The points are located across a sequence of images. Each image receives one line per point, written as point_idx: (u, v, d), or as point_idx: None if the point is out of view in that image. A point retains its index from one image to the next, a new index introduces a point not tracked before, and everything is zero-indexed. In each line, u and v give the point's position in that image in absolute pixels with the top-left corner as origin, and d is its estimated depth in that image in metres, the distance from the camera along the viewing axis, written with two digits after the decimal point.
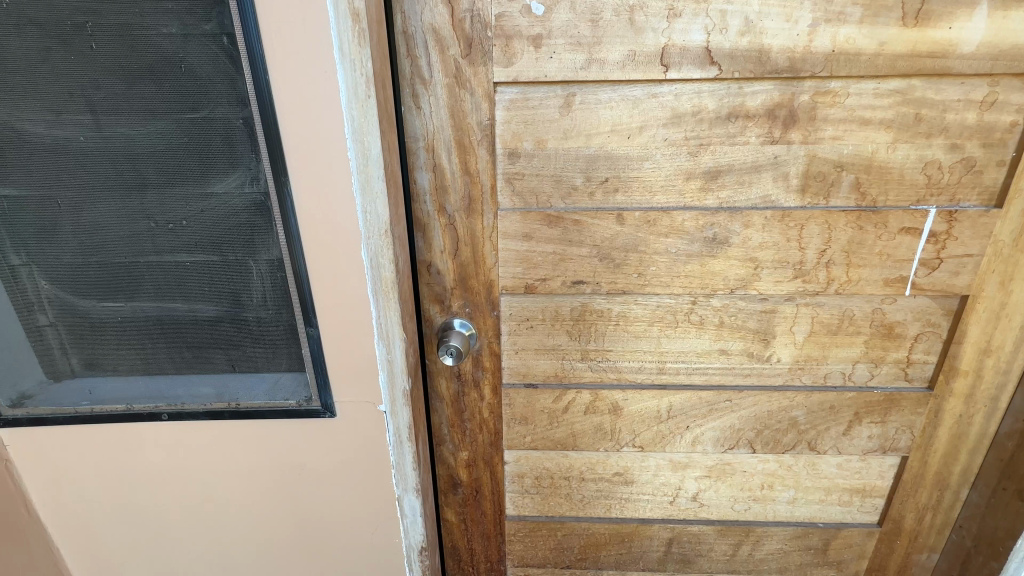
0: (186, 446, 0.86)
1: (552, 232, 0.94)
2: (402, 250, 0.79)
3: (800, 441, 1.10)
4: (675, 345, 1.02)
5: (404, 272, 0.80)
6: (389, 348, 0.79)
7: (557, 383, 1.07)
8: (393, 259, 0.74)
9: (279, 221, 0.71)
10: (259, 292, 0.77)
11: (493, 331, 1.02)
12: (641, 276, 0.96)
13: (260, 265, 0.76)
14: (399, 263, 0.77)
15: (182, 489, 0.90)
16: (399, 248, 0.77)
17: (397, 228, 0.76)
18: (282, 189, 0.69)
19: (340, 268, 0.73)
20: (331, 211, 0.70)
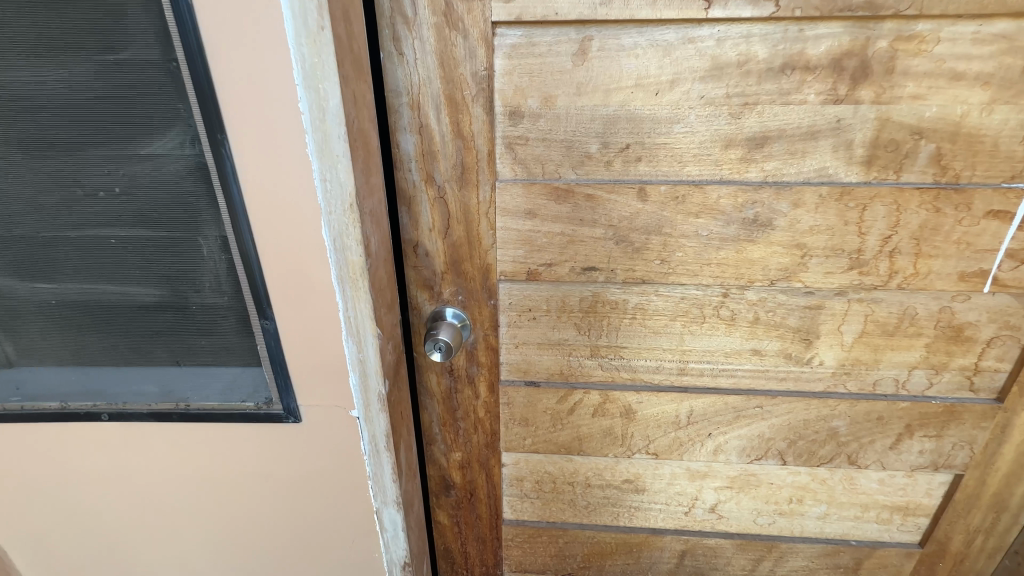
0: (134, 451, 0.75)
1: (559, 209, 0.79)
2: (378, 230, 0.66)
3: (839, 454, 0.96)
4: (700, 342, 0.89)
5: (380, 255, 0.67)
6: (360, 347, 0.66)
7: (562, 381, 0.94)
8: (363, 241, 0.60)
9: (218, 191, 0.58)
10: (202, 275, 0.65)
11: (490, 323, 0.89)
12: (664, 263, 0.81)
13: (201, 243, 0.63)
14: (372, 245, 0.63)
15: (138, 499, 0.80)
16: (373, 227, 0.63)
17: (369, 202, 0.62)
18: (216, 149, 0.55)
19: (297, 249, 0.60)
20: (283, 179, 0.56)
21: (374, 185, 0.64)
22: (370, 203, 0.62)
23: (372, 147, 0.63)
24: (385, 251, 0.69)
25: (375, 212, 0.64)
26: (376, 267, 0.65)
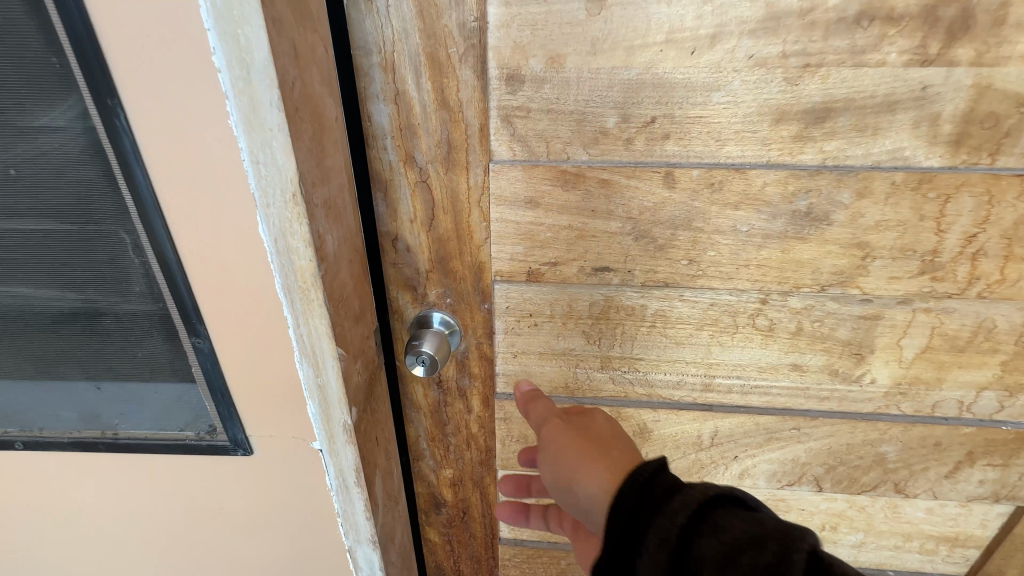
0: (64, 480, 0.66)
1: (567, 197, 0.65)
2: (337, 225, 0.52)
3: (885, 481, 0.83)
4: (730, 355, 0.76)
5: (341, 256, 0.53)
6: (317, 370, 0.54)
7: (567, 396, 0.82)
8: (313, 242, 0.46)
9: (119, 176, 0.46)
10: (112, 282, 0.53)
11: (484, 330, 0.76)
12: (692, 264, 0.68)
13: (104, 242, 0.50)
14: (328, 247, 0.49)
15: (77, 528, 0.71)
16: (329, 222, 0.50)
17: (321, 189, 0.48)
18: (108, 121, 0.43)
19: (231, 250, 0.48)
20: (203, 162, 0.44)
21: (329, 168, 0.50)
22: (323, 191, 0.48)
23: (326, 119, 0.49)
24: (348, 250, 0.55)
25: (331, 203, 0.50)
26: (335, 273, 0.52)
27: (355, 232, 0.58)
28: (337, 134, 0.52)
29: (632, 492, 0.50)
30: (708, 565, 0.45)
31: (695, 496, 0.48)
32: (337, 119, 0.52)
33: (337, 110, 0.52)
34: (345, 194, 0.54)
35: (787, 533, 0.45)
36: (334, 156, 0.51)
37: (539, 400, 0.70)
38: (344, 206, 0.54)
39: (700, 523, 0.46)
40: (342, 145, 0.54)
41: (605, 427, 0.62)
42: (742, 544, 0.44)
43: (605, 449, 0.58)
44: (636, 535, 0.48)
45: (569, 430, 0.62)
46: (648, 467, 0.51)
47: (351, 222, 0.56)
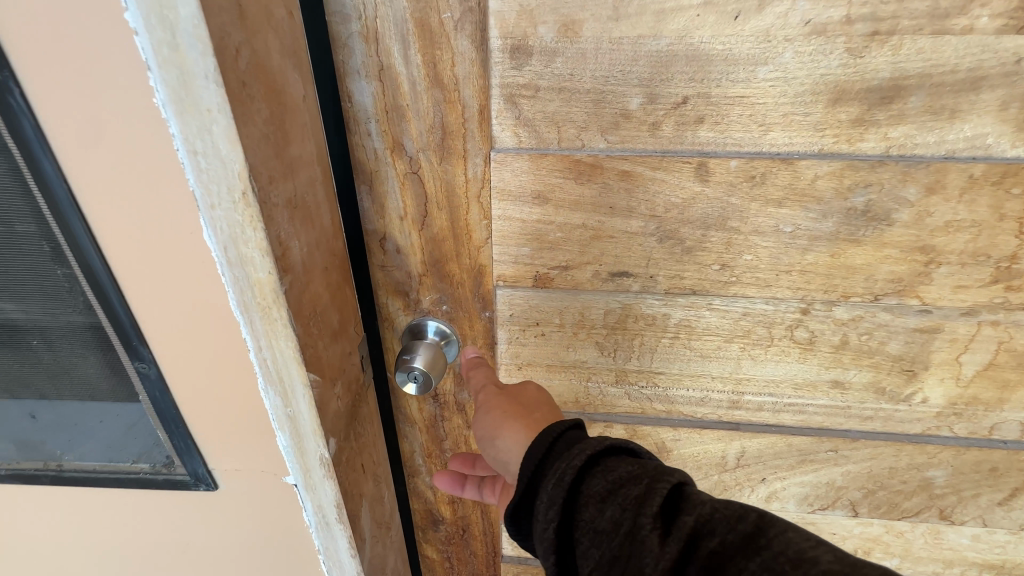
0: (27, 511, 0.62)
1: (580, 190, 0.56)
2: (306, 228, 0.43)
3: (929, 507, 0.75)
4: (763, 370, 0.67)
5: (312, 265, 0.45)
6: (286, 398, 0.45)
7: (577, 411, 0.74)
8: (272, 251, 0.38)
9: (34, 186, 0.42)
10: (40, 297, 0.49)
11: (484, 340, 0.68)
12: (725, 269, 0.58)
13: (26, 255, 0.47)
14: (294, 256, 0.41)
15: (46, 559, 0.68)
16: (295, 226, 0.41)
17: (283, 185, 0.39)
18: (16, 129, 0.40)
19: (176, 270, 0.45)
20: (138, 176, 0.41)
21: (294, 158, 0.41)
22: (286, 187, 0.39)
23: (288, 98, 0.40)
24: (322, 256, 0.47)
25: (297, 202, 0.41)
26: (305, 285, 0.43)
27: (330, 234, 0.49)
28: (304, 117, 0.43)
29: (545, 444, 0.52)
30: (591, 499, 0.48)
31: (594, 444, 0.51)
32: (304, 98, 0.43)
33: (303, 88, 0.43)
34: (316, 189, 0.46)
35: (662, 469, 0.49)
36: (299, 145, 0.42)
37: (480, 368, 0.65)
38: (314, 205, 0.45)
39: (593, 465, 0.50)
40: (311, 130, 0.45)
41: (536, 396, 0.62)
42: (623, 481, 0.48)
43: (527, 410, 0.60)
44: (539, 479, 0.51)
45: (497, 393, 0.62)
46: (560, 425, 0.54)
47: (324, 223, 0.47)
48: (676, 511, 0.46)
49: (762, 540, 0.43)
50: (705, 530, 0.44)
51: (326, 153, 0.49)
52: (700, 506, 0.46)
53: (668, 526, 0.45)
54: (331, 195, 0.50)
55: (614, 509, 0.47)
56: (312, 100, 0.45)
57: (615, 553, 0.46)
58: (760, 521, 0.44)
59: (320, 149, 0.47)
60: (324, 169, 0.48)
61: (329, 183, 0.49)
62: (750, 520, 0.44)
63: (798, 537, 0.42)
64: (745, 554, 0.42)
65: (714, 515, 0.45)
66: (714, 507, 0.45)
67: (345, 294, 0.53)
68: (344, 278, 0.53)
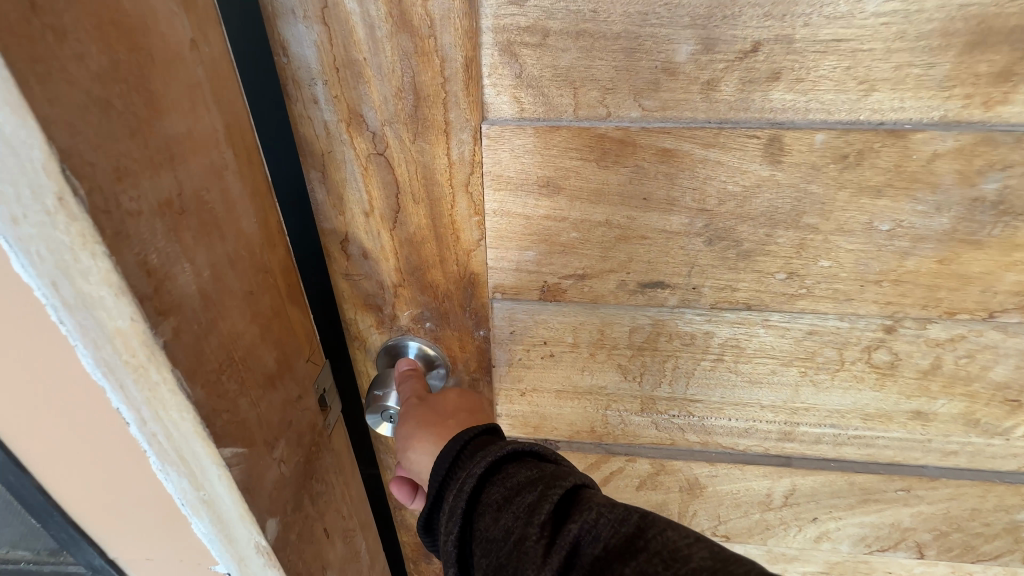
0: None
1: (603, 176, 0.41)
2: (206, 242, 0.29)
3: (1012, 551, 0.62)
4: (826, 398, 0.54)
5: (223, 295, 0.31)
6: (195, 480, 0.32)
7: (593, 442, 0.61)
8: (131, 286, 0.24)
9: None
10: None
11: (478, 364, 0.55)
12: (794, 280, 0.44)
13: None
14: (181, 287, 0.27)
15: None
16: (182, 241, 0.27)
17: (148, 180, 0.25)
18: None
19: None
20: None
21: (173, 138, 0.26)
22: (157, 183, 0.25)
23: (153, 41, 0.25)
24: (241, 279, 0.33)
25: (185, 204, 0.27)
26: (210, 326, 0.29)
27: (255, 245, 0.35)
28: (194, 74, 0.29)
29: (450, 454, 0.43)
30: (486, 507, 0.39)
31: (499, 446, 0.42)
32: (193, 45, 0.28)
33: (189, 28, 0.28)
34: (226, 183, 0.31)
35: (562, 473, 0.40)
36: (185, 116, 0.27)
37: (407, 381, 0.52)
38: (223, 206, 0.31)
39: (492, 472, 0.40)
40: (210, 94, 0.30)
41: (456, 404, 0.50)
42: (519, 488, 0.39)
43: (441, 417, 0.48)
44: (442, 489, 0.42)
45: (416, 404, 0.49)
46: (471, 430, 0.44)
47: (244, 230, 0.33)
48: (564, 518, 0.37)
49: (640, 543, 0.35)
50: (589, 537, 0.36)
51: (245, 128, 0.34)
52: (587, 510, 0.37)
53: (556, 534, 0.36)
54: (257, 188, 0.35)
55: (506, 518, 0.38)
56: (212, 50, 0.30)
57: (501, 566, 0.37)
58: (643, 523, 0.36)
59: (230, 123, 0.32)
60: (241, 152, 0.33)
61: (250, 171, 0.34)
62: (632, 521, 0.36)
63: (677, 536, 0.35)
64: (623, 560, 0.34)
65: (597, 520, 0.36)
66: (598, 510, 0.37)
67: (286, 322, 0.39)
68: (283, 300, 0.39)
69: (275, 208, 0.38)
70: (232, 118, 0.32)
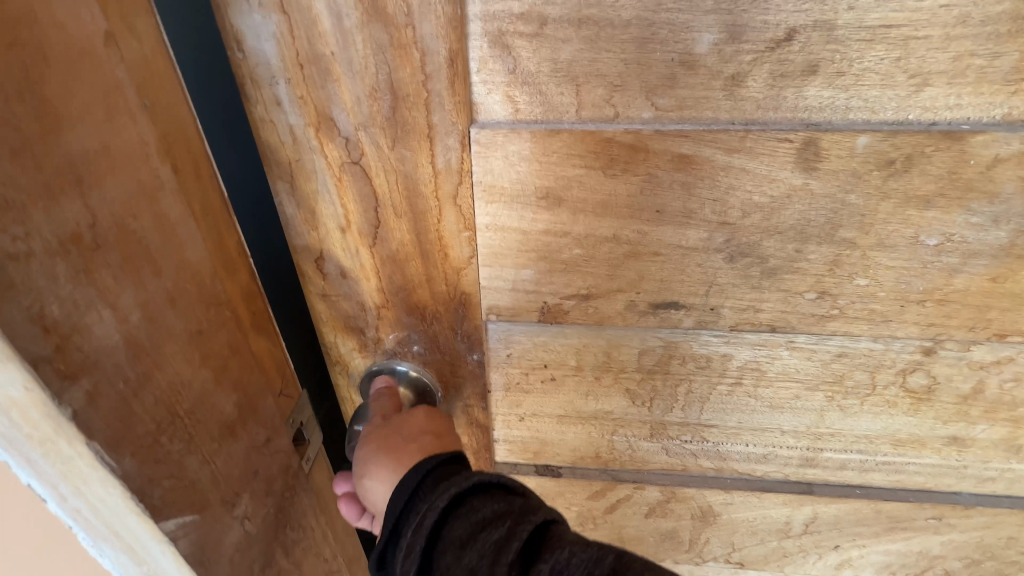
0: None
1: (611, 186, 0.36)
2: (133, 281, 0.26)
3: None
4: (854, 424, 0.49)
5: (160, 340, 0.27)
6: (136, 556, 0.28)
7: (598, 468, 0.57)
8: (20, 348, 0.21)
9: None
10: None
11: (472, 389, 0.50)
12: (826, 300, 0.39)
13: None
14: (96, 339, 0.24)
15: None
16: (97, 282, 0.24)
17: (40, 212, 0.21)
18: None
19: None
20: None
21: (81, 157, 0.23)
22: (55, 216, 0.22)
23: (46, 34, 0.22)
24: (187, 317, 0.29)
25: (100, 237, 0.24)
26: (143, 379, 0.26)
27: (207, 275, 0.31)
28: (113, 74, 0.25)
29: (410, 484, 0.38)
30: (448, 545, 0.35)
31: (463, 476, 0.37)
32: (109, 39, 0.25)
33: (103, 19, 0.24)
34: (162, 206, 0.27)
35: (531, 506, 0.36)
36: (98, 128, 0.24)
37: (380, 401, 0.47)
38: (157, 234, 0.27)
39: (456, 505, 0.36)
40: (138, 99, 0.26)
41: (422, 426, 0.44)
42: (486, 525, 0.35)
43: (403, 440, 0.42)
44: (398, 524, 0.37)
45: (378, 426, 0.44)
46: (433, 458, 0.39)
47: (189, 259, 0.29)
48: (532, 558, 0.33)
49: None
50: None
51: (191, 137, 0.30)
52: (558, 549, 0.33)
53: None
54: (209, 206, 0.31)
55: (470, 557, 0.34)
56: (141, 43, 0.26)
57: None
58: (620, 564, 0.32)
59: (169, 132, 0.28)
60: (186, 166, 0.29)
61: (200, 189, 0.31)
62: (608, 563, 0.32)
63: None
64: None
65: (568, 560, 0.32)
66: (570, 550, 0.33)
67: (249, 359, 0.34)
68: (247, 335, 0.34)
69: (236, 229, 0.34)
70: (172, 132, 0.29)
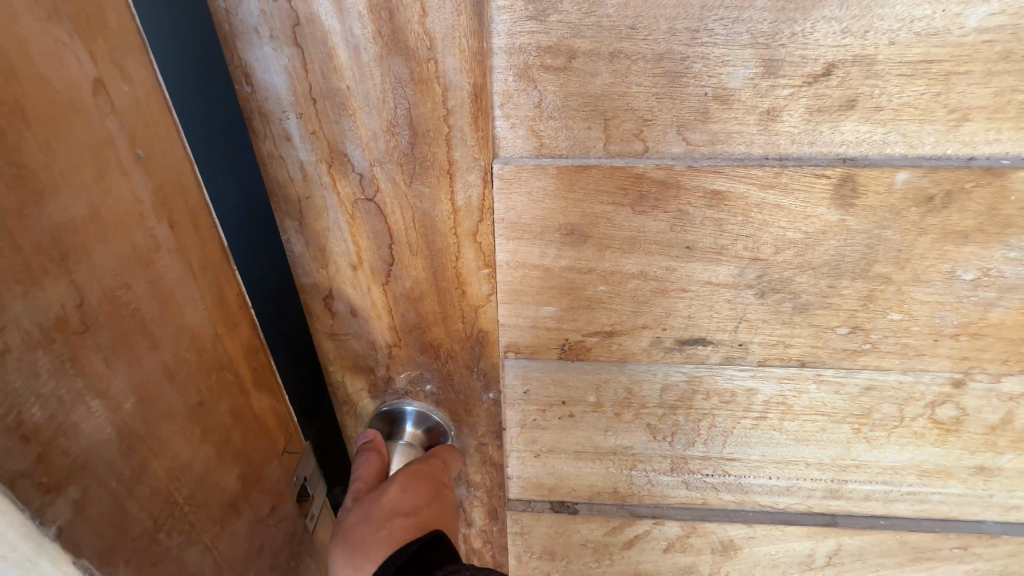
0: None
1: (639, 222, 0.34)
2: (126, 363, 0.25)
3: None
4: (880, 455, 0.48)
5: (156, 421, 0.26)
6: None
7: (616, 504, 0.54)
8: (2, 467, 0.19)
9: None
10: None
11: (487, 427, 0.48)
12: (858, 334, 0.38)
13: None
14: (85, 437, 0.23)
15: None
16: (85, 371, 0.23)
17: (20, 299, 0.20)
18: None
19: None
20: None
21: (65, 225, 0.22)
22: (39, 301, 0.21)
23: (26, 90, 0.20)
24: (183, 391, 0.28)
25: (88, 317, 0.23)
26: (138, 472, 0.25)
27: (204, 337, 0.30)
28: (103, 127, 0.24)
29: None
30: None
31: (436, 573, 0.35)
32: (97, 86, 0.23)
33: (92, 65, 0.23)
34: (157, 268, 0.27)
35: None
36: (86, 191, 0.23)
37: (364, 458, 0.44)
38: (154, 302, 0.26)
39: None
40: (130, 151, 0.25)
41: (396, 501, 0.40)
42: None
43: (378, 522, 0.39)
44: None
45: (355, 500, 0.41)
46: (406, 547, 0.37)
47: (186, 323, 0.29)
48: None
49: None
50: None
51: (188, 187, 0.29)
52: None
53: None
54: (208, 259, 0.31)
55: None
56: (132, 87, 0.25)
57: None
58: None
59: (165, 183, 0.27)
60: (182, 219, 0.29)
61: (197, 242, 0.30)
62: None
63: None
64: None
65: None
66: None
67: (249, 424, 0.34)
68: (247, 397, 0.34)
69: (235, 279, 0.33)
70: (166, 187, 0.28)
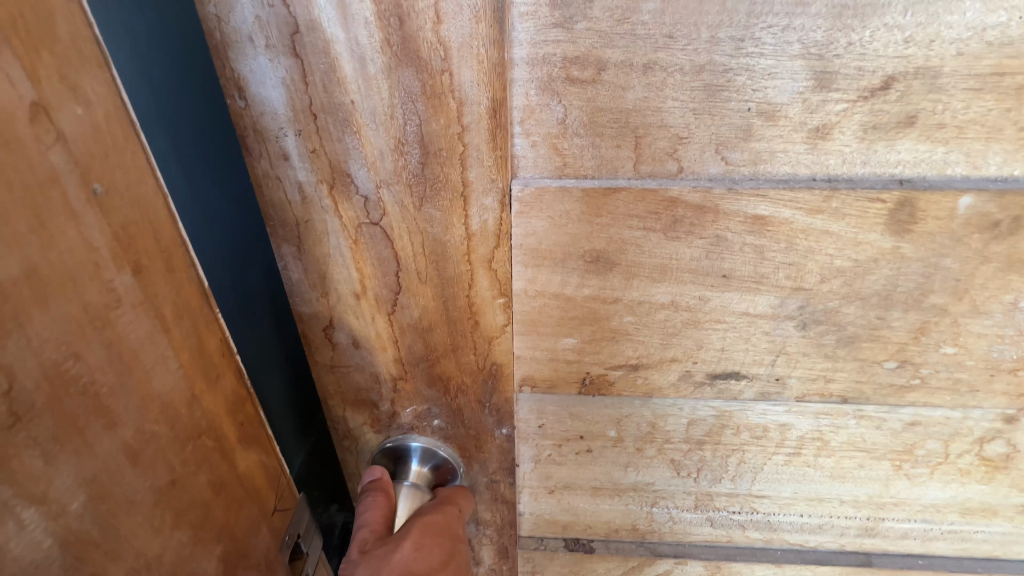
0: None
1: (671, 248, 0.31)
2: (71, 455, 0.21)
3: None
4: (921, 493, 0.44)
5: (114, 515, 0.23)
6: None
7: (634, 542, 0.51)
8: None
9: None
10: None
11: (498, 464, 0.44)
12: (906, 368, 0.35)
13: None
14: (15, 558, 0.20)
15: None
16: (15, 475, 0.19)
17: None
18: None
19: None
20: None
21: None
22: None
23: None
24: (151, 471, 0.25)
25: (19, 407, 0.19)
26: None
27: (178, 401, 0.27)
28: (44, 164, 0.20)
29: None
30: None
31: None
32: (36, 113, 0.20)
33: (29, 87, 0.20)
34: (118, 328, 0.23)
35: None
36: (20, 254, 0.19)
37: (370, 505, 0.41)
38: (112, 373, 0.23)
39: None
40: (80, 191, 0.22)
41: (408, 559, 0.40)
42: None
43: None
44: None
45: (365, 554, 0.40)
46: None
47: (154, 390, 0.25)
48: None
49: None
50: None
51: (158, 228, 0.26)
52: None
53: None
54: (183, 306, 0.27)
55: None
56: (86, 112, 0.22)
57: None
58: None
59: (126, 226, 0.24)
60: (151, 265, 0.25)
61: (168, 290, 0.26)
62: None
63: None
64: None
65: None
66: None
67: (233, 491, 0.31)
68: (230, 458, 0.31)
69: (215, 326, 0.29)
70: (130, 228, 0.24)
